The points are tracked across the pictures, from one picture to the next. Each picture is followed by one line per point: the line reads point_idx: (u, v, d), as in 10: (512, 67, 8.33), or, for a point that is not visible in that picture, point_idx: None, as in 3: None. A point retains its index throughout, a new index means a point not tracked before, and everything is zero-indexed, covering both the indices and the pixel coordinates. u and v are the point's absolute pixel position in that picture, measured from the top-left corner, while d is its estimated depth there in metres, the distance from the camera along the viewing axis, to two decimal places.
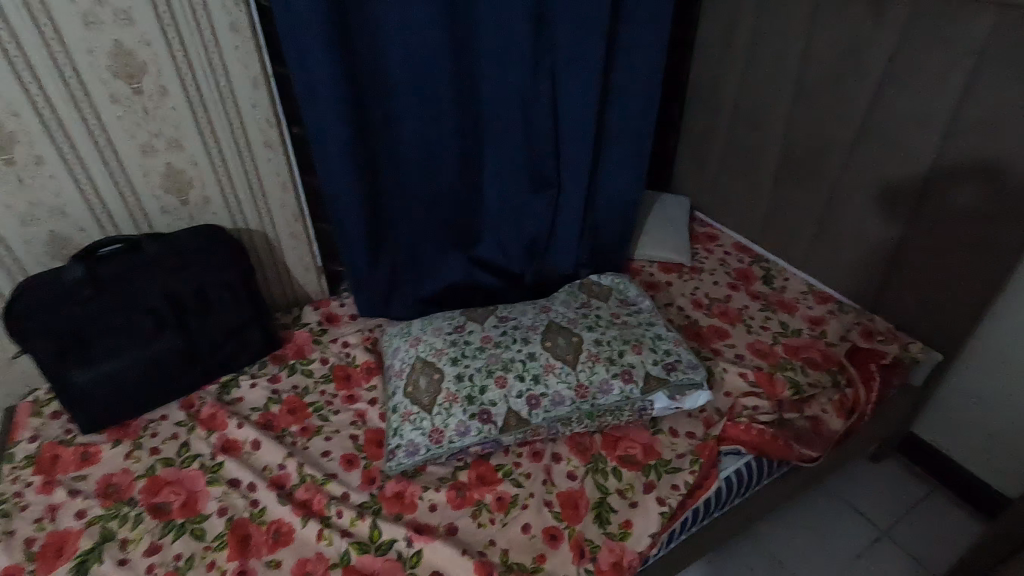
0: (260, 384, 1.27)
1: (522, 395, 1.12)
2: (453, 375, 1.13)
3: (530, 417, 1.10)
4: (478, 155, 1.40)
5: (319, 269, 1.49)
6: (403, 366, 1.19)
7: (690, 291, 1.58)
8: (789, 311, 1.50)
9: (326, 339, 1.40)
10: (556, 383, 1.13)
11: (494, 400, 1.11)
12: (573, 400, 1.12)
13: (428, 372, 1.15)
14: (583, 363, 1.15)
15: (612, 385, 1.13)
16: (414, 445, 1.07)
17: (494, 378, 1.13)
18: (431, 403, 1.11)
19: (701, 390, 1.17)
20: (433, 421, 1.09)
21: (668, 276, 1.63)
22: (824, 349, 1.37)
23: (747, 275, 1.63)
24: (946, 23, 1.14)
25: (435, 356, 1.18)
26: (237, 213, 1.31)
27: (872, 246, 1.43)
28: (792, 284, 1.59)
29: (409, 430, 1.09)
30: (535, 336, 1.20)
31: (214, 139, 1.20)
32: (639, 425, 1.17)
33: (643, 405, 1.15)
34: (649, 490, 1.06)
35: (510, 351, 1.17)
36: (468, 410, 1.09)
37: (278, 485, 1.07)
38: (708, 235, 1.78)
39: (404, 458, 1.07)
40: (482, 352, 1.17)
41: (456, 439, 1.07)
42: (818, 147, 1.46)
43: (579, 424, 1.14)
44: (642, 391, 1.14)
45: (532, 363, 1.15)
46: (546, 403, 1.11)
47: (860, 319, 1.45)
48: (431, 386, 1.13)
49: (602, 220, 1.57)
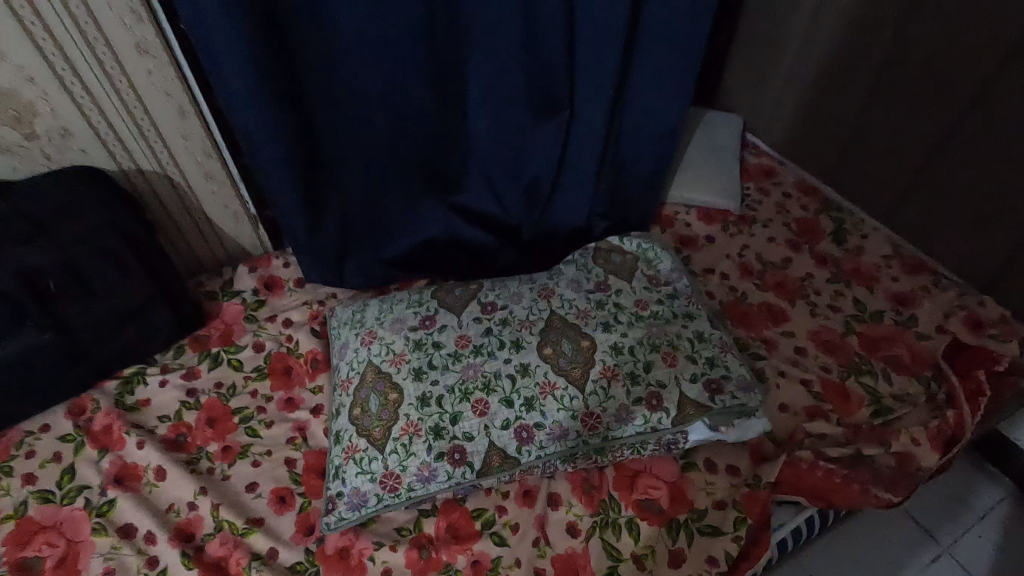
0: (172, 381, 0.98)
1: (509, 427, 0.82)
2: (415, 398, 0.83)
3: (520, 456, 0.81)
4: (459, 63, 0.98)
5: (253, 218, 1.13)
6: (350, 376, 0.88)
7: (737, 251, 1.22)
8: (867, 283, 1.15)
9: (262, 316, 1.08)
10: (556, 411, 0.83)
11: (471, 434, 0.81)
12: (579, 434, 0.82)
13: (380, 391, 0.84)
14: (594, 382, 0.84)
15: (633, 412, 0.83)
16: (360, 495, 0.79)
17: (471, 402, 0.83)
18: (385, 437, 0.81)
19: (756, 417, 0.87)
20: (386, 463, 0.80)
21: (708, 228, 1.26)
22: (913, 345, 1.04)
23: (812, 228, 1.25)
24: None
25: (392, 365, 0.86)
26: (118, 150, 0.94)
27: (1005, 203, 1.04)
28: (871, 243, 1.21)
29: (353, 474, 0.80)
30: (529, 339, 0.87)
31: (53, 45, 0.81)
32: (664, 458, 0.88)
33: (673, 436, 0.86)
34: (675, 564, 0.79)
35: (493, 361, 0.85)
36: (434, 449, 0.80)
37: (185, 536, 0.82)
38: (762, 169, 1.38)
39: (346, 512, 0.80)
40: (456, 363, 0.85)
41: (419, 487, 0.79)
42: (948, 55, 1.02)
43: (584, 459, 0.85)
44: (674, 422, 0.83)
45: (524, 379, 0.84)
46: (542, 438, 0.81)
47: (965, 300, 1.10)
48: (385, 412, 0.83)
49: (629, 155, 1.17)
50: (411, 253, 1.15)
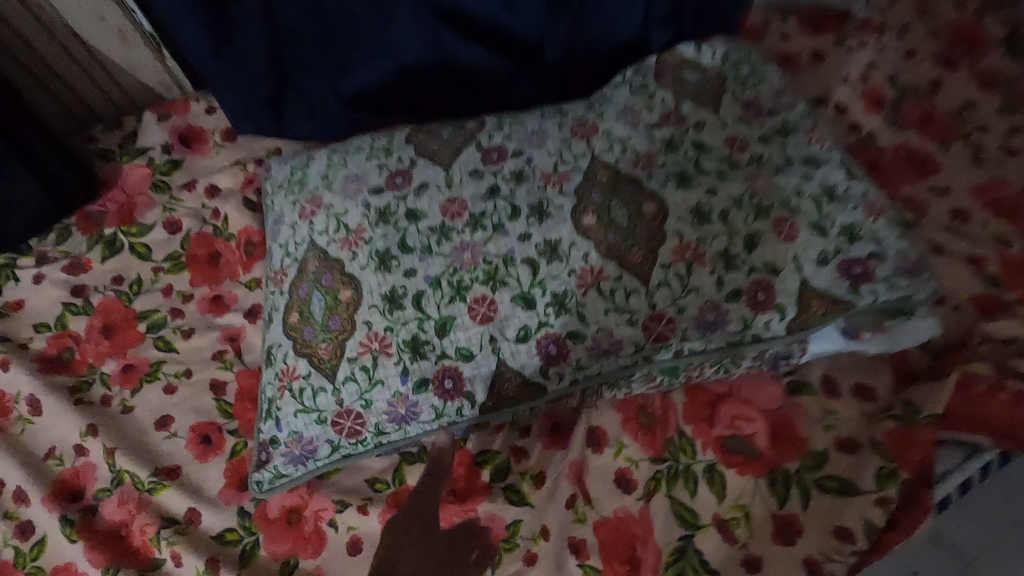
0: (51, 276, 0.69)
1: (529, 340, 0.52)
2: (381, 298, 0.54)
3: (546, 381, 0.53)
4: None
5: (144, 32, 0.77)
6: (286, 265, 0.58)
7: (862, 71, 0.83)
8: None
9: (177, 182, 0.76)
10: (601, 313, 0.53)
11: (469, 351, 0.53)
12: (638, 347, 0.53)
13: (329, 289, 0.55)
14: (663, 269, 0.53)
15: (728, 313, 0.52)
16: (306, 445, 0.54)
17: (468, 303, 0.53)
18: (337, 358, 0.54)
19: (921, 316, 0.54)
20: (340, 397, 0.53)
21: (813, 42, 0.86)
22: None
23: None
24: None
25: (346, 248, 0.56)
26: None
27: None
28: None
29: (290, 415, 0.54)
30: (559, 202, 0.55)
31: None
32: (762, 377, 0.60)
33: (785, 348, 0.55)
34: (785, 539, 0.52)
35: (500, 237, 0.54)
36: (413, 375, 0.53)
37: (71, 495, 0.58)
38: None
39: (285, 467, 0.55)
40: (442, 243, 0.54)
41: (391, 432, 0.53)
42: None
43: (644, 380, 0.57)
44: (790, 329, 0.52)
45: (548, 266, 0.53)
46: (579, 355, 0.53)
47: None
48: (335, 319, 0.54)
49: None
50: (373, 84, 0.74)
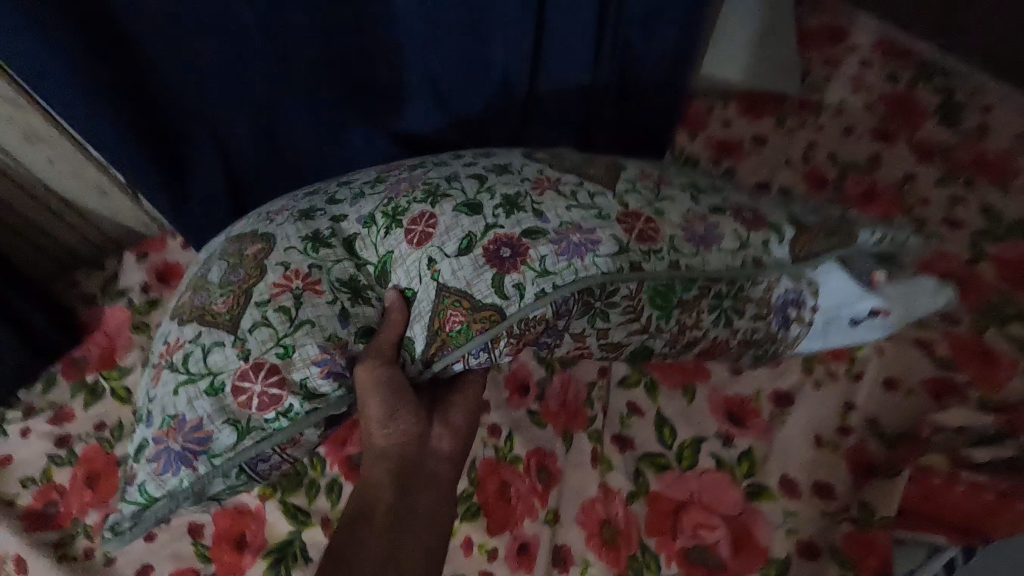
0: (36, 427, 0.73)
1: (473, 250, 0.48)
2: (301, 233, 0.50)
3: (507, 302, 0.46)
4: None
5: (125, 190, 0.80)
6: (200, 262, 0.54)
7: (803, 153, 0.86)
8: (998, 179, 0.79)
9: (155, 322, 0.80)
10: (562, 209, 0.50)
11: (412, 275, 0.49)
12: (624, 244, 0.49)
13: (234, 252, 0.51)
14: (631, 181, 0.54)
15: (715, 221, 0.54)
16: (194, 432, 0.45)
17: (405, 225, 0.50)
18: (239, 307, 0.48)
19: (923, 281, 0.63)
20: (242, 351, 0.46)
21: (754, 126, 0.90)
22: None
23: (908, 108, 0.88)
24: None
25: (262, 219, 0.53)
26: None
27: None
28: (999, 120, 0.85)
29: (168, 396, 0.47)
30: (497, 152, 0.57)
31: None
32: (764, 340, 0.58)
33: (795, 288, 0.57)
34: None
35: (441, 168, 0.54)
36: (354, 319, 0.48)
37: None
38: (827, 33, 0.98)
39: (155, 488, 0.46)
40: (374, 187, 0.53)
41: (311, 386, 0.46)
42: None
43: (626, 296, 0.50)
44: (795, 255, 0.56)
45: (498, 179, 0.52)
46: (543, 253, 0.47)
47: None
48: (239, 273, 0.49)
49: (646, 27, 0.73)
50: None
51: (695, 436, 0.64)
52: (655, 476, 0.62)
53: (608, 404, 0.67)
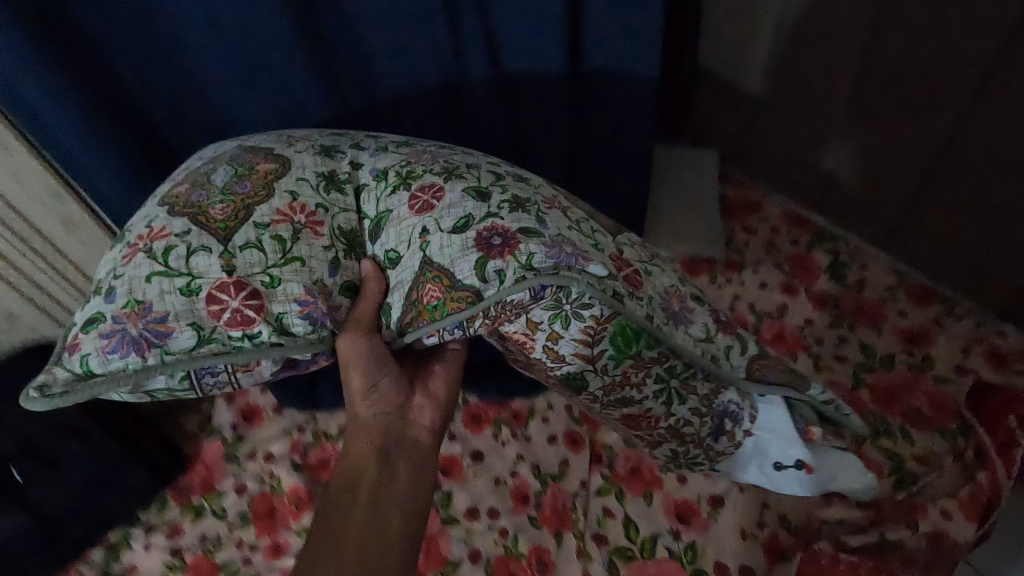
0: (156, 543, 0.96)
1: (468, 231, 0.58)
2: (317, 176, 0.63)
3: (483, 284, 0.57)
4: None
5: None
6: (202, 163, 0.65)
7: (729, 303, 1.14)
8: (873, 322, 1.07)
9: (243, 453, 1.04)
10: (561, 226, 0.60)
11: (400, 249, 0.61)
12: (614, 274, 0.59)
13: (244, 164, 0.63)
14: (626, 245, 0.66)
15: (692, 307, 0.66)
16: (155, 324, 0.54)
17: (411, 196, 0.62)
18: (239, 219, 0.58)
19: (859, 462, 0.72)
20: (230, 265, 0.56)
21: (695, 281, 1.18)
22: (934, 392, 0.95)
23: (807, 265, 1.17)
24: None
25: (285, 144, 0.67)
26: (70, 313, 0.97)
27: None
28: (873, 275, 1.13)
29: (139, 280, 0.56)
30: (529, 174, 0.68)
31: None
32: (692, 436, 0.68)
33: (738, 406, 0.67)
34: None
35: (467, 158, 0.67)
36: (342, 271, 0.61)
37: None
38: (746, 204, 1.28)
39: (98, 363, 0.54)
40: (397, 150, 0.67)
41: (295, 325, 0.57)
42: (915, 32, 0.88)
43: (593, 316, 0.59)
44: (750, 370, 0.65)
45: (512, 184, 0.63)
46: (533, 250, 0.57)
47: (982, 332, 1.02)
48: (246, 184, 0.61)
49: None
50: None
51: (653, 532, 0.87)
52: (623, 563, 0.85)
53: (588, 508, 0.89)
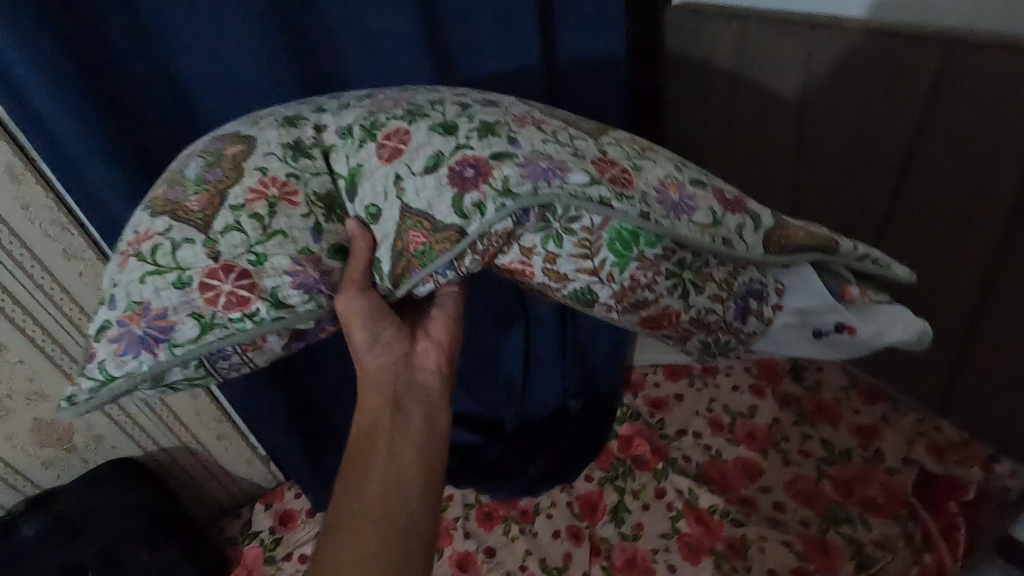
0: None
1: (440, 169, 0.58)
2: (283, 142, 0.64)
3: (463, 222, 0.57)
4: None
5: (263, 459, 1.25)
6: (179, 160, 0.67)
7: (705, 406, 1.30)
8: (831, 420, 1.23)
9: (280, 555, 1.19)
10: (536, 142, 0.59)
11: (378, 198, 0.61)
12: (597, 179, 0.57)
13: (213, 153, 0.64)
14: (606, 143, 0.63)
15: (692, 195, 0.61)
16: (159, 320, 0.57)
17: (377, 146, 0.62)
18: (215, 209, 0.60)
19: (912, 312, 0.64)
20: (215, 250, 0.58)
21: (675, 386, 1.35)
22: (886, 482, 1.12)
23: (772, 368, 1.33)
24: (988, 89, 0.81)
25: (250, 123, 0.67)
26: (145, 440, 1.10)
27: (923, 344, 1.10)
28: (829, 376, 1.29)
29: (133, 283, 0.58)
30: (505, 100, 0.67)
31: (43, 334, 0.90)
32: (720, 326, 0.64)
33: (760, 283, 0.64)
34: None
35: (430, 95, 0.66)
36: (325, 235, 0.62)
37: None
38: None
39: (115, 367, 0.57)
40: (360, 103, 0.67)
41: (290, 295, 0.59)
42: (829, 185, 1.08)
43: (585, 228, 0.59)
44: (768, 244, 0.62)
45: (480, 112, 0.63)
46: (507, 174, 0.56)
47: (923, 428, 1.17)
48: (218, 172, 0.63)
49: (585, 337, 1.31)
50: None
51: None
52: None
53: None
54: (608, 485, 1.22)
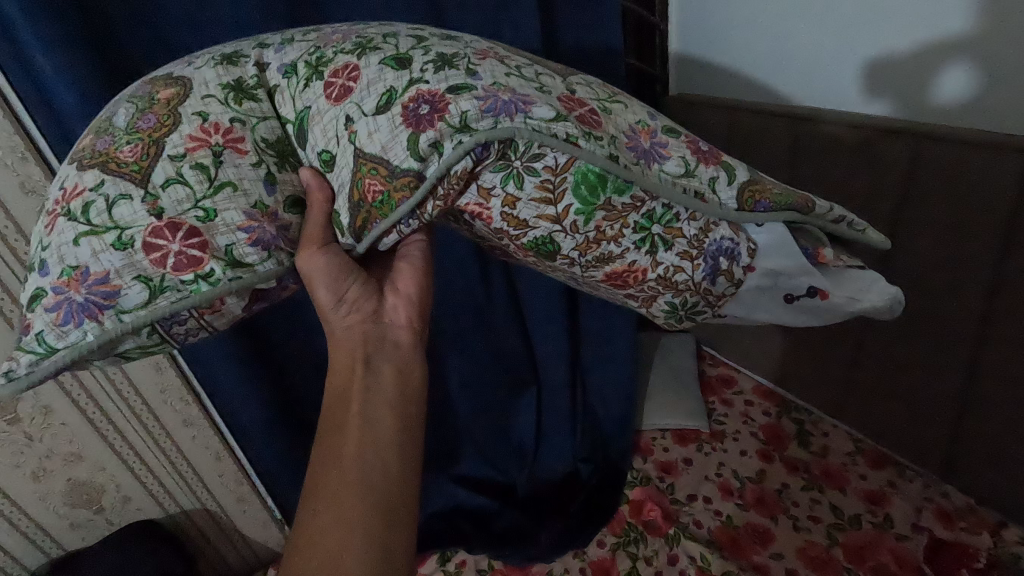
0: None
1: (391, 108, 0.56)
2: (219, 83, 0.61)
3: (422, 164, 0.54)
4: (440, 364, 1.27)
5: (279, 521, 1.28)
6: (106, 108, 0.62)
7: (715, 471, 1.32)
8: (839, 485, 1.25)
9: None
10: (496, 74, 0.58)
11: (331, 144, 0.58)
12: (563, 115, 0.56)
13: (144, 97, 0.60)
14: (563, 81, 0.63)
15: (665, 142, 0.63)
16: (99, 286, 0.52)
17: (324, 88, 0.59)
18: (152, 158, 0.55)
19: (884, 279, 0.68)
20: (156, 207, 0.54)
21: (684, 450, 1.38)
22: (896, 549, 1.13)
23: (778, 433, 1.36)
24: (955, 177, 0.90)
25: (183, 65, 0.63)
26: (168, 501, 1.13)
27: (921, 408, 1.15)
28: (834, 441, 1.32)
29: (66, 245, 0.53)
30: (461, 36, 0.65)
31: (12, 302, 0.83)
32: (689, 288, 0.66)
33: (728, 239, 0.65)
34: None
35: (382, 30, 0.64)
36: (279, 186, 0.59)
37: None
38: (723, 378, 1.51)
39: (55, 339, 0.52)
40: (304, 41, 0.64)
41: (247, 253, 0.56)
42: None
43: (547, 167, 0.58)
44: (740, 200, 0.62)
45: (435, 45, 0.61)
46: (464, 108, 0.54)
47: (930, 493, 1.19)
48: (150, 119, 0.58)
49: (596, 401, 1.37)
50: (432, 542, 1.27)
51: None
52: None
53: None
54: (620, 552, 1.23)
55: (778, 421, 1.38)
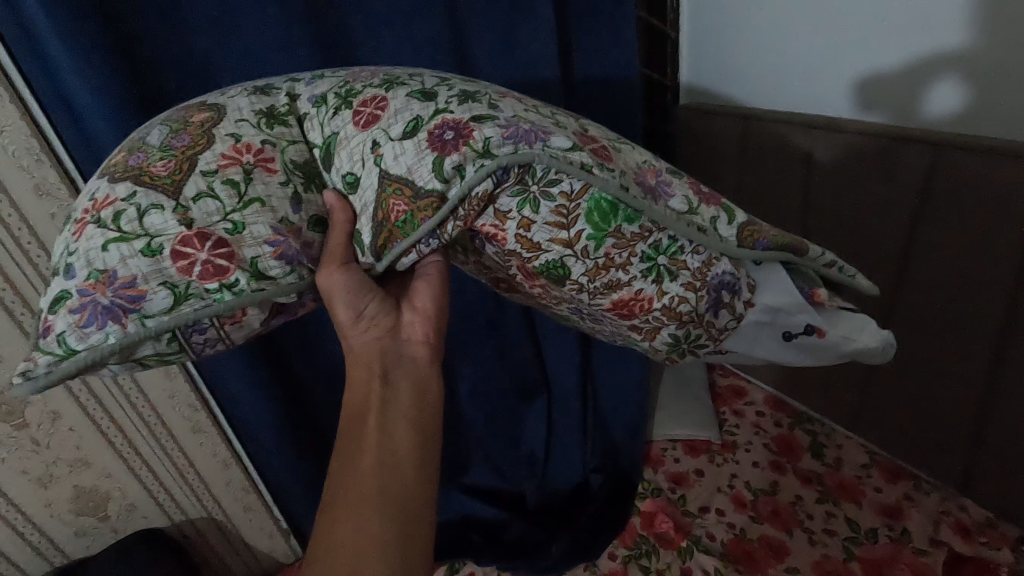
0: None
1: (418, 133, 0.55)
2: (252, 112, 0.61)
3: (445, 186, 0.54)
4: (451, 372, 1.26)
5: (285, 531, 1.26)
6: (139, 129, 0.61)
7: (727, 483, 1.30)
8: (854, 499, 1.23)
9: None
10: (518, 109, 0.58)
11: (355, 170, 0.58)
12: (579, 146, 0.56)
13: (178, 120, 0.60)
14: (578, 122, 0.63)
15: (669, 181, 0.63)
16: (126, 290, 0.51)
17: (352, 116, 0.59)
18: (185, 173, 0.55)
19: (875, 322, 0.67)
20: (187, 218, 0.53)
21: (695, 461, 1.36)
22: (914, 563, 1.11)
23: (791, 444, 1.34)
24: (972, 188, 0.90)
25: (217, 95, 0.63)
26: (174, 509, 1.11)
27: (938, 422, 1.13)
28: (848, 453, 1.30)
29: (95, 250, 0.52)
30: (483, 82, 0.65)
31: (21, 303, 0.82)
32: (694, 319, 0.63)
33: (732, 275, 0.63)
34: None
35: (409, 70, 0.64)
36: (305, 205, 0.59)
37: None
38: (734, 389, 1.49)
39: (76, 341, 0.51)
40: (333, 77, 0.65)
41: (272, 266, 0.55)
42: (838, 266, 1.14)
43: (563, 193, 0.56)
44: (740, 239, 0.62)
45: (459, 83, 0.61)
46: (488, 134, 0.54)
47: (946, 506, 1.17)
48: (184, 138, 0.57)
49: (606, 411, 1.35)
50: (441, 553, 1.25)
51: None
52: None
53: None
54: (631, 564, 1.21)
55: (791, 432, 1.36)
